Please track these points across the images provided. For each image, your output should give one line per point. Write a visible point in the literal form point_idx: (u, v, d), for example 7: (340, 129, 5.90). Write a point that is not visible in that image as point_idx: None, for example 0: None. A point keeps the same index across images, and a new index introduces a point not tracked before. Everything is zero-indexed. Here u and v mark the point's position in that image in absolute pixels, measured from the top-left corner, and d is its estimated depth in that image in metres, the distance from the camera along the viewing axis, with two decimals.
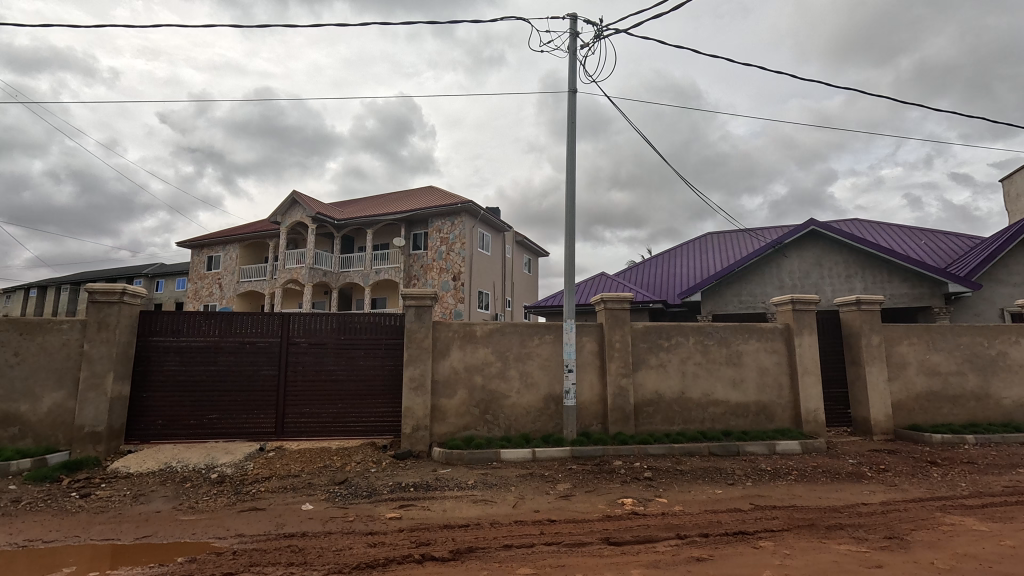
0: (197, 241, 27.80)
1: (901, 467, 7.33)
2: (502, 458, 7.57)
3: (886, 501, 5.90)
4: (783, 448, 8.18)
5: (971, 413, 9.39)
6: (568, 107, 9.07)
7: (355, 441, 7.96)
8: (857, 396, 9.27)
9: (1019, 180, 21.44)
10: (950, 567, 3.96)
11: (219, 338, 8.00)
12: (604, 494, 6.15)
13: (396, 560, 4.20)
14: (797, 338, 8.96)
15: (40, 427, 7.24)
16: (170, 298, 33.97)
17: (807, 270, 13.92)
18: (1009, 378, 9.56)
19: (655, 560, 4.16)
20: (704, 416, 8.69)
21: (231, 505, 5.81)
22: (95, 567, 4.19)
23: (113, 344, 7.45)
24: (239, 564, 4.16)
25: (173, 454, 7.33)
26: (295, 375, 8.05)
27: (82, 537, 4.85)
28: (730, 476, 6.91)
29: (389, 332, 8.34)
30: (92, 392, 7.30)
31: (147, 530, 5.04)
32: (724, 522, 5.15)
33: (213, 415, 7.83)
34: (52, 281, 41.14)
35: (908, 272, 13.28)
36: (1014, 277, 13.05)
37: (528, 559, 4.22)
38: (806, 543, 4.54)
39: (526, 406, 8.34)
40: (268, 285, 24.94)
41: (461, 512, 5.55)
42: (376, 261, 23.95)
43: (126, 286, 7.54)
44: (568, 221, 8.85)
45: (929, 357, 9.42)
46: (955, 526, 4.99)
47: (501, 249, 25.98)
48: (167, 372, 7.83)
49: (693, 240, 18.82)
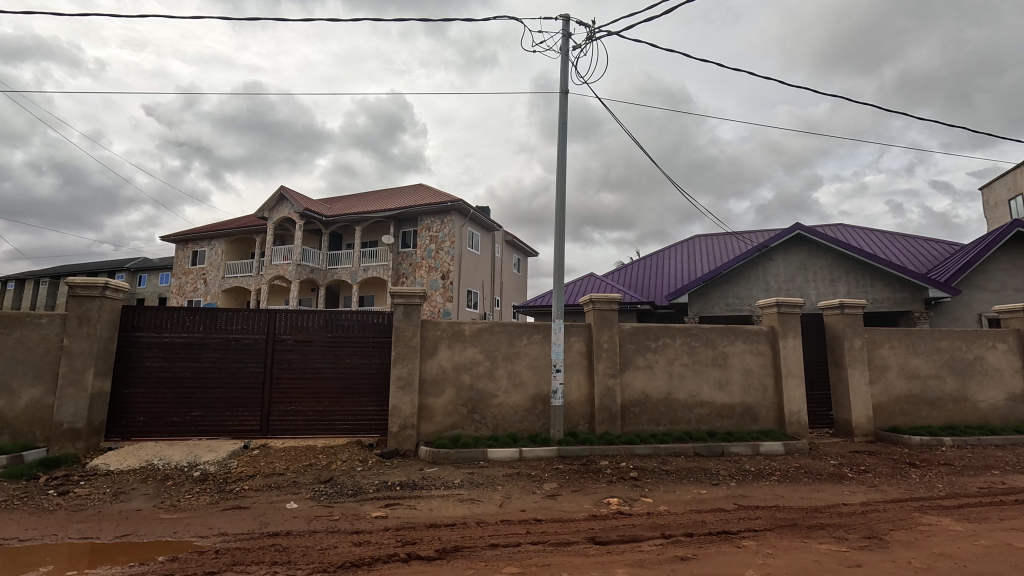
0: (182, 236, 27.37)
1: (881, 468, 7.46)
2: (490, 457, 7.57)
3: (866, 502, 6.00)
4: (767, 449, 8.29)
5: (949, 416, 9.59)
6: (559, 106, 9.10)
7: (341, 439, 7.90)
8: (839, 397, 9.44)
9: (997, 188, 22.01)
10: (927, 566, 4.04)
11: (203, 334, 7.89)
12: (590, 494, 6.17)
13: (380, 559, 4.18)
14: (782, 341, 9.09)
15: (17, 424, 7.08)
16: (153, 292, 33.45)
17: (792, 274, 14.11)
18: (986, 382, 9.78)
19: (640, 559, 4.19)
20: (690, 417, 8.77)
21: (213, 504, 5.73)
22: (72, 567, 4.10)
23: (94, 339, 7.31)
24: (221, 563, 4.10)
25: (155, 451, 7.20)
26: (281, 373, 7.96)
27: (58, 536, 4.76)
28: (715, 477, 6.99)
29: (376, 330, 8.28)
30: (71, 387, 7.15)
31: (127, 529, 4.96)
32: (708, 522, 5.19)
33: (196, 412, 7.72)
34: (30, 274, 40.23)
35: (890, 277, 13.53)
36: (992, 283, 13.35)
37: (513, 559, 4.23)
38: (788, 543, 4.61)
39: (514, 405, 8.34)
40: (254, 281, 24.62)
41: (447, 511, 5.53)
42: (364, 259, 23.76)
43: (108, 280, 7.43)
44: (558, 222, 8.86)
45: (909, 360, 9.60)
46: (932, 526, 5.09)
47: (490, 248, 25.94)
48: (149, 368, 7.71)
49: (682, 243, 18.98)
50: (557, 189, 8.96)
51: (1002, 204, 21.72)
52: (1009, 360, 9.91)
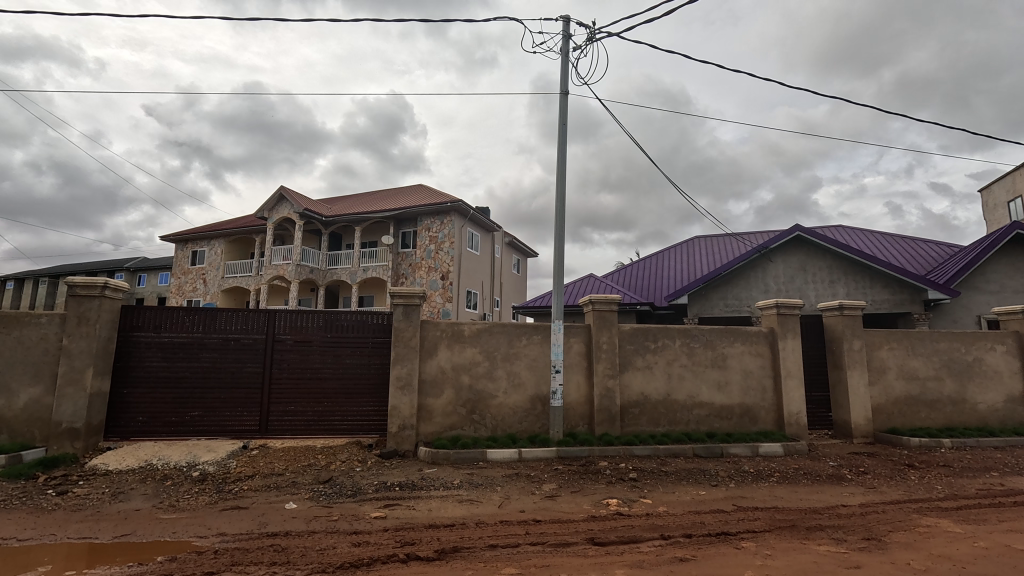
0: (181, 235, 27.37)
1: (879, 469, 7.47)
2: (489, 458, 7.57)
3: (865, 503, 6.00)
4: (766, 450, 8.29)
5: (948, 417, 9.60)
6: (560, 107, 9.11)
7: (340, 440, 7.90)
8: (838, 399, 9.44)
9: (997, 190, 22.02)
10: (926, 567, 4.04)
11: (202, 334, 7.88)
12: (590, 495, 6.17)
13: (379, 560, 4.17)
14: (781, 342, 9.09)
15: (15, 423, 7.07)
16: (153, 292, 33.45)
17: (791, 275, 14.12)
18: (985, 384, 9.79)
19: (639, 560, 4.19)
20: (689, 418, 8.77)
21: (213, 504, 5.73)
22: (71, 567, 4.10)
23: (93, 338, 7.30)
24: (220, 563, 4.10)
25: (154, 451, 7.20)
26: (281, 373, 7.96)
27: (58, 535, 4.76)
28: (714, 478, 6.99)
29: (376, 330, 8.28)
30: (70, 387, 7.14)
31: (126, 529, 4.96)
32: (707, 523, 5.19)
33: (195, 412, 7.72)
34: (29, 273, 40.19)
35: (889, 279, 13.54)
36: (990, 285, 13.37)
37: (513, 559, 4.23)
38: (787, 544, 4.61)
39: (513, 406, 8.34)
40: (254, 281, 24.63)
41: (447, 512, 5.53)
42: (364, 259, 23.78)
43: (107, 280, 7.42)
44: (558, 222, 8.87)
45: (908, 362, 9.61)
46: (930, 528, 5.10)
47: (490, 249, 25.93)
48: (148, 368, 7.70)
49: (681, 244, 18.98)
50: (557, 190, 8.97)
51: (1001, 206, 21.76)
52: (1007, 362, 9.92)
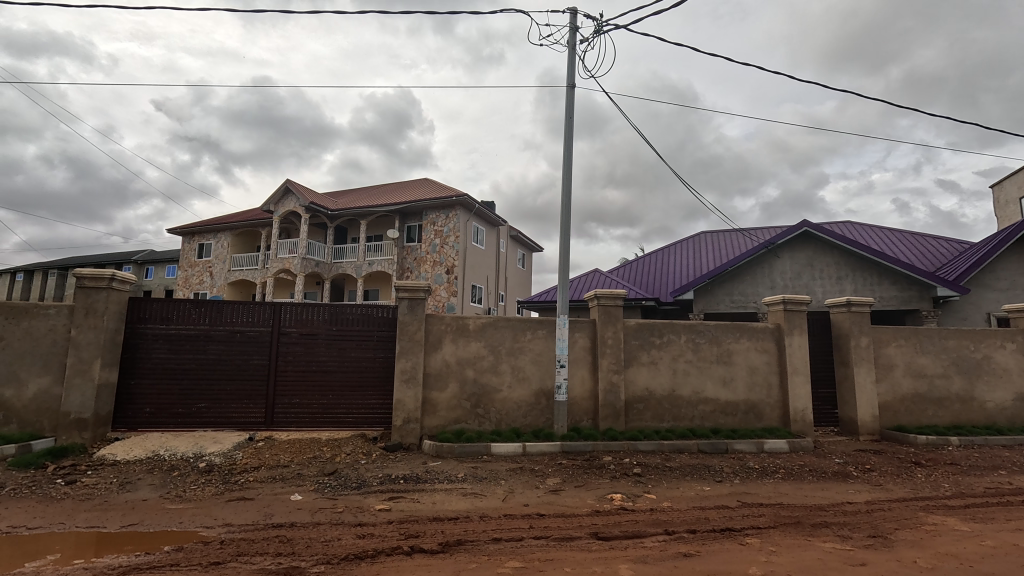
0: (189, 228, 27.51)
1: (885, 467, 7.42)
2: (493, 451, 7.60)
3: (871, 501, 5.95)
4: (771, 446, 8.26)
5: (955, 415, 9.52)
6: (566, 99, 9.04)
7: (345, 432, 7.94)
8: (845, 395, 9.39)
9: (1008, 187, 21.74)
10: (933, 566, 4.01)
11: (209, 327, 7.92)
12: (594, 490, 6.16)
13: (384, 551, 4.19)
14: (787, 338, 9.04)
15: (24, 413, 7.14)
16: (161, 284, 33.68)
17: (799, 271, 14.02)
18: (993, 382, 9.70)
19: (643, 555, 4.19)
20: (694, 414, 8.75)
21: (219, 495, 5.78)
22: (78, 555, 4.14)
23: (101, 330, 7.36)
24: (226, 554, 4.13)
25: (162, 442, 7.25)
26: (285, 365, 8.00)
27: (67, 524, 4.81)
28: (718, 474, 6.96)
29: (381, 323, 8.29)
30: (78, 378, 7.21)
31: (133, 519, 5.00)
32: (712, 519, 5.18)
33: (202, 403, 7.77)
34: (40, 266, 40.55)
35: (898, 275, 13.40)
36: (1000, 282, 13.24)
37: (516, 552, 4.24)
38: (792, 541, 4.59)
39: (517, 400, 8.35)
40: (260, 275, 24.66)
41: (451, 504, 5.55)
42: (370, 252, 23.80)
43: (115, 272, 7.46)
44: (563, 218, 8.82)
45: (916, 359, 9.54)
46: (938, 526, 5.06)
47: (495, 244, 25.89)
48: (156, 360, 7.75)
49: (687, 240, 18.85)
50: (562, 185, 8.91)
51: (1012, 202, 21.46)
52: (1016, 360, 9.81)
